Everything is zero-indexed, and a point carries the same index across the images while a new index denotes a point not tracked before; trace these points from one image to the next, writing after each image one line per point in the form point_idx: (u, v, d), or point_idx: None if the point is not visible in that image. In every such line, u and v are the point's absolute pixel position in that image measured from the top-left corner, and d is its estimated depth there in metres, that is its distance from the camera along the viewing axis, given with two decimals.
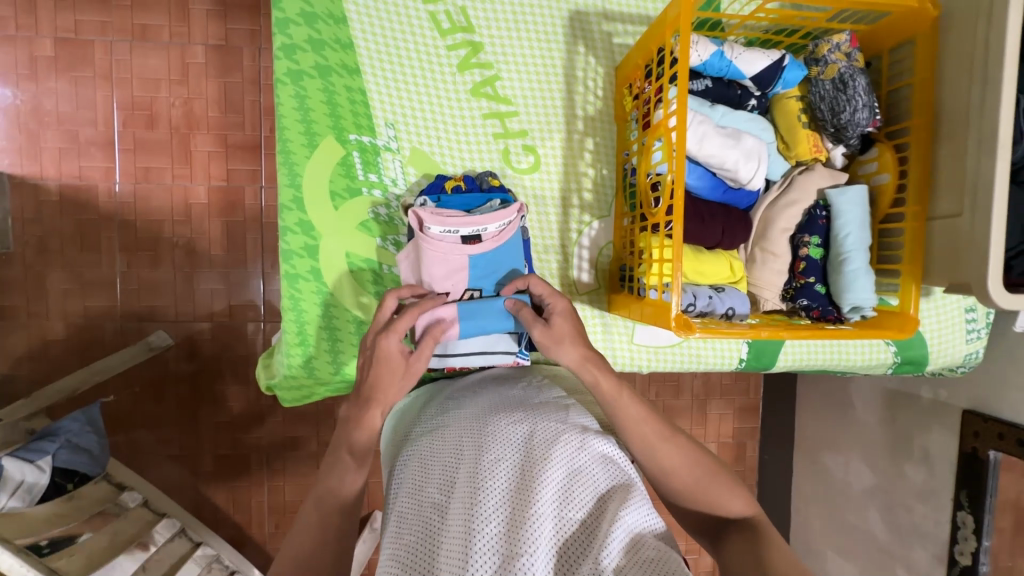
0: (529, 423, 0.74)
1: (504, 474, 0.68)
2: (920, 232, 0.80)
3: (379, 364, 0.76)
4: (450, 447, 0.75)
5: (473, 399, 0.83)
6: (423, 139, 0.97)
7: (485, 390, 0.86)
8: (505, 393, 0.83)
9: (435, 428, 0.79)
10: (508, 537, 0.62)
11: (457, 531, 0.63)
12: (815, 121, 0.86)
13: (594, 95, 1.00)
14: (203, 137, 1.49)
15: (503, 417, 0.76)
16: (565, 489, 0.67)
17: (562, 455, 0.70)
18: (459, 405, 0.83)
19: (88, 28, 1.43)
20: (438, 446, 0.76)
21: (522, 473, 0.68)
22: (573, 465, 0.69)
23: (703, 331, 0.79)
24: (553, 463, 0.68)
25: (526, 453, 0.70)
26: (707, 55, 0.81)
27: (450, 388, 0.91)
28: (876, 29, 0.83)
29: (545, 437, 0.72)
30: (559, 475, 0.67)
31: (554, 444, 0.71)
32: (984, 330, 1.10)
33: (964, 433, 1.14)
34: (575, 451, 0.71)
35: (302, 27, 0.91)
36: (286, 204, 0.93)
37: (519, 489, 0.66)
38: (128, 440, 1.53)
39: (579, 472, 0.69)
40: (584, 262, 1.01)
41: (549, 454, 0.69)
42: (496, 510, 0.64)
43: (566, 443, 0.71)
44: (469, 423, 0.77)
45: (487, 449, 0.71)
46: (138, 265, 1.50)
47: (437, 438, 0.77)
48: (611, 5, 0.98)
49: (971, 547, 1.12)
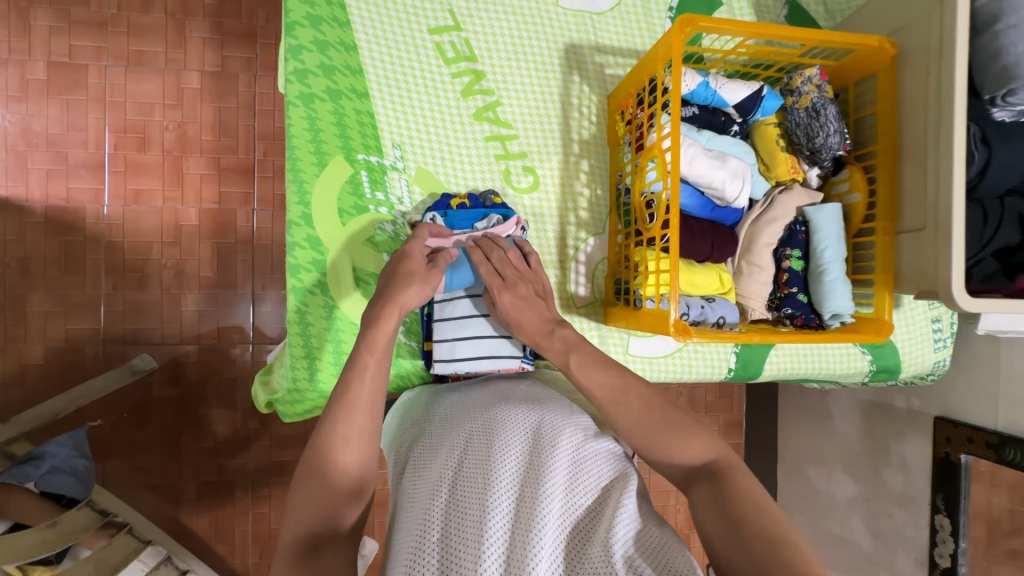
0: (536, 414, 0.79)
1: (513, 459, 0.72)
2: (891, 244, 0.87)
3: (403, 261, 0.86)
4: (459, 434, 0.78)
5: (480, 393, 0.87)
6: (428, 159, 1.02)
7: (489, 386, 0.90)
8: (509, 389, 0.88)
9: (443, 418, 0.83)
10: (518, 516, 0.66)
11: (469, 510, 0.67)
12: (792, 146, 0.94)
13: (588, 121, 1.07)
14: (196, 160, 1.51)
15: (509, 407, 0.80)
16: (572, 475, 0.71)
17: (568, 445, 0.74)
18: (465, 397, 0.86)
19: (83, 52, 1.46)
20: (446, 434, 0.79)
21: (531, 459, 0.72)
22: (578, 455, 0.74)
23: (699, 337, 0.84)
24: (560, 452, 0.72)
25: (534, 441, 0.74)
26: (694, 85, 0.89)
27: (454, 383, 0.94)
28: (841, 64, 0.93)
29: (551, 428, 0.76)
30: (566, 462, 0.72)
31: (560, 435, 0.75)
32: (949, 339, 1.18)
33: (937, 438, 1.21)
34: (581, 442, 0.76)
35: (314, 54, 0.96)
36: (295, 220, 0.96)
37: (529, 473, 0.70)
38: (107, 468, 1.49)
39: (583, 461, 0.73)
40: (581, 277, 1.06)
41: (555, 443, 0.73)
42: (507, 492, 0.68)
43: (570, 435, 0.76)
44: (477, 411, 0.81)
45: (497, 435, 0.75)
46: (124, 287, 1.49)
47: (446, 427, 0.80)
48: (603, 39, 1.07)
49: (950, 549, 1.17)
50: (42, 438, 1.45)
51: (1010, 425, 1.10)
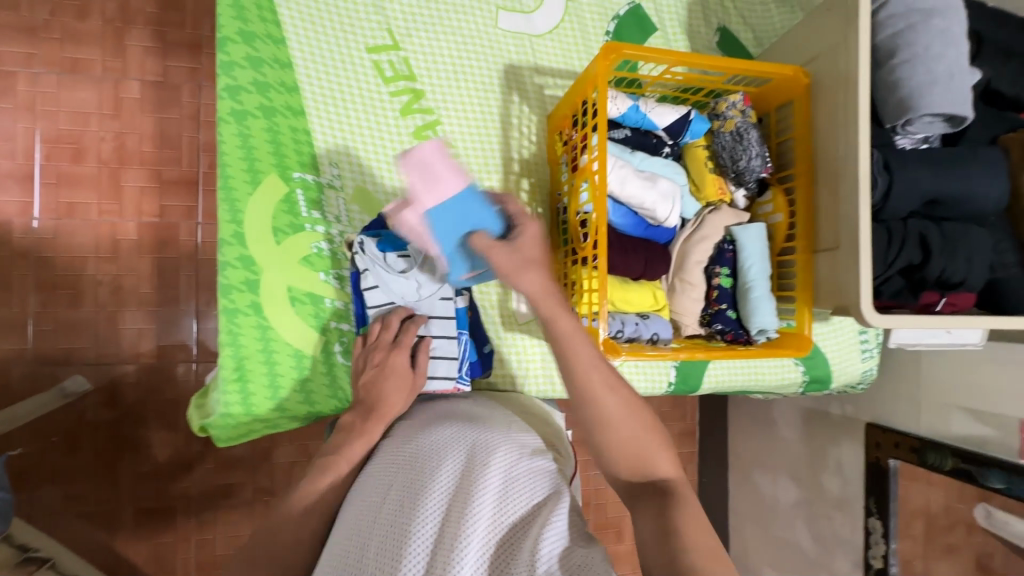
0: (470, 434, 0.78)
1: (443, 479, 0.71)
2: (809, 262, 0.91)
3: (389, 376, 0.86)
4: (393, 457, 0.77)
5: (421, 415, 0.86)
6: (367, 178, 1.01)
7: (431, 408, 0.89)
8: (450, 410, 0.87)
9: (382, 442, 0.83)
10: (442, 540, 0.65)
11: (395, 532, 0.67)
12: (719, 167, 0.98)
13: (528, 141, 1.08)
14: (136, 172, 1.45)
15: (445, 428, 0.79)
16: (501, 494, 0.70)
17: (500, 464, 0.73)
18: (405, 421, 0.86)
19: (11, 59, 1.39)
20: (381, 459, 0.78)
21: (460, 480, 0.71)
22: (511, 473, 0.73)
23: (628, 354, 0.88)
24: (491, 471, 0.72)
25: (465, 461, 0.74)
26: (625, 108, 0.93)
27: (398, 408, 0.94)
28: (762, 92, 0.97)
29: (485, 447, 0.75)
30: (496, 481, 0.71)
31: (493, 454, 0.74)
32: (875, 349, 1.24)
33: (867, 444, 1.27)
34: (513, 460, 0.75)
35: (247, 70, 0.94)
36: (226, 239, 0.93)
37: (455, 494, 0.69)
38: (34, 497, 1.40)
39: (516, 479, 0.73)
40: (523, 294, 1.07)
41: (487, 462, 0.73)
42: (433, 513, 0.68)
43: (504, 454, 0.75)
44: (413, 434, 0.80)
45: (428, 458, 0.74)
46: (55, 304, 1.41)
47: (383, 451, 0.80)
48: (541, 61, 1.09)
49: (882, 551, 1.22)
50: None
51: (931, 430, 1.16)
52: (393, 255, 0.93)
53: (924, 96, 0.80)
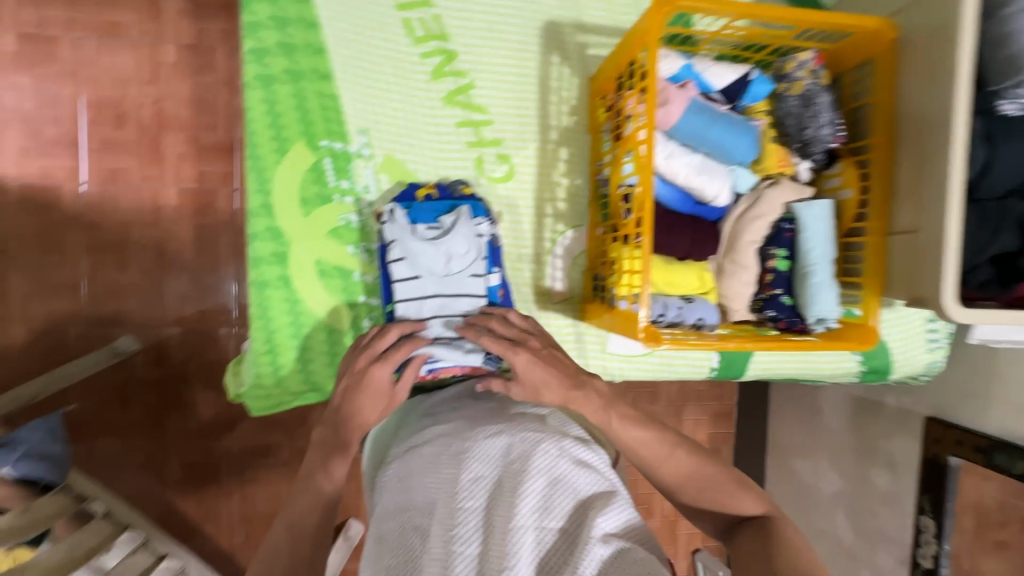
0: (505, 435, 0.74)
1: (482, 492, 0.68)
2: (881, 245, 0.82)
3: (365, 390, 0.78)
4: (428, 463, 0.74)
5: (453, 412, 0.83)
6: (396, 146, 0.96)
7: (461, 403, 0.85)
8: (485, 406, 0.82)
9: (416, 444, 0.79)
10: (490, 556, 0.62)
11: (438, 554, 0.64)
12: (782, 136, 0.88)
13: (568, 106, 1.00)
14: (174, 138, 1.45)
15: (480, 430, 0.75)
16: (545, 499, 0.67)
17: (540, 464, 0.70)
18: (437, 421, 0.82)
19: (53, 22, 1.39)
20: (415, 462, 0.75)
21: (501, 491, 0.67)
22: (552, 475, 0.69)
23: (670, 342, 0.80)
24: (531, 477, 0.68)
25: (503, 467, 0.70)
26: (676, 68, 0.84)
27: (428, 402, 0.90)
28: (838, 48, 0.85)
29: (522, 450, 0.71)
30: (537, 488, 0.67)
31: (532, 457, 0.70)
32: (944, 340, 1.13)
33: (925, 439, 1.17)
34: (554, 459, 0.71)
35: (273, 31, 0.90)
36: (254, 210, 0.91)
37: (498, 506, 0.66)
38: (91, 449, 1.49)
39: (558, 481, 0.69)
40: (558, 272, 1.02)
41: (527, 467, 0.69)
42: (475, 531, 0.65)
43: (544, 454, 0.71)
44: (447, 436, 0.77)
45: (464, 462, 0.71)
46: (103, 268, 1.46)
47: (417, 457, 0.76)
48: (585, 16, 0.99)
49: (932, 551, 1.14)
50: (25, 418, 1.44)
51: (1001, 429, 1.05)
52: (423, 226, 0.92)
53: None
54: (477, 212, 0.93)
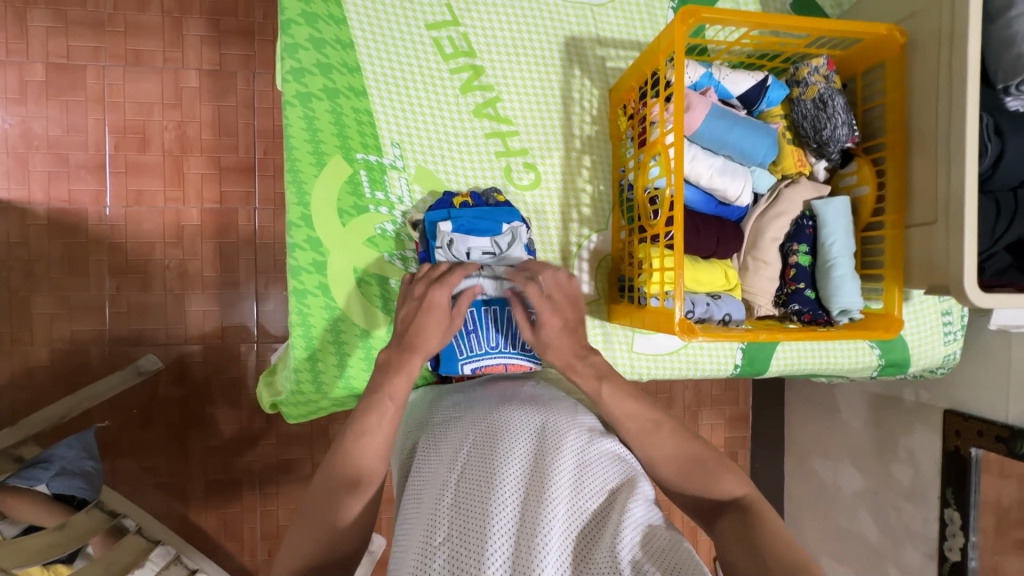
0: (539, 416, 0.77)
1: (517, 461, 0.71)
2: (899, 238, 0.85)
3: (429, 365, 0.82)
4: (463, 436, 0.77)
5: (485, 394, 0.86)
6: (428, 157, 1.00)
7: (493, 388, 0.88)
8: (515, 391, 0.86)
9: (451, 420, 0.82)
10: (524, 519, 0.64)
11: (473, 513, 0.66)
12: (799, 138, 0.93)
13: (590, 116, 1.05)
14: (197, 159, 1.50)
15: (514, 410, 0.78)
16: (577, 478, 0.69)
17: (572, 446, 0.73)
18: (470, 401, 0.85)
19: (81, 52, 1.45)
20: (452, 434, 0.78)
21: (535, 465, 0.70)
22: (584, 457, 0.72)
23: (705, 334, 0.83)
24: (564, 454, 0.71)
25: (538, 444, 0.73)
26: (697, 77, 0.89)
27: (457, 386, 0.93)
28: (849, 54, 0.90)
29: (556, 430, 0.75)
30: (570, 464, 0.70)
31: (565, 437, 0.74)
32: (959, 332, 1.16)
33: (946, 431, 1.19)
34: (585, 443, 0.74)
35: (311, 52, 0.95)
36: (294, 221, 0.95)
37: (533, 476, 0.69)
38: (115, 468, 1.50)
39: (589, 463, 0.72)
40: (584, 274, 1.05)
41: (561, 445, 0.72)
42: (511, 495, 0.67)
43: (576, 437, 0.74)
44: (481, 413, 0.80)
45: (500, 436, 0.74)
46: (127, 288, 1.49)
47: (452, 431, 0.79)
48: (603, 31, 1.05)
49: (960, 543, 1.16)
50: (50, 438, 1.46)
51: (1020, 419, 1.08)
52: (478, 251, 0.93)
53: None
54: (513, 217, 0.96)
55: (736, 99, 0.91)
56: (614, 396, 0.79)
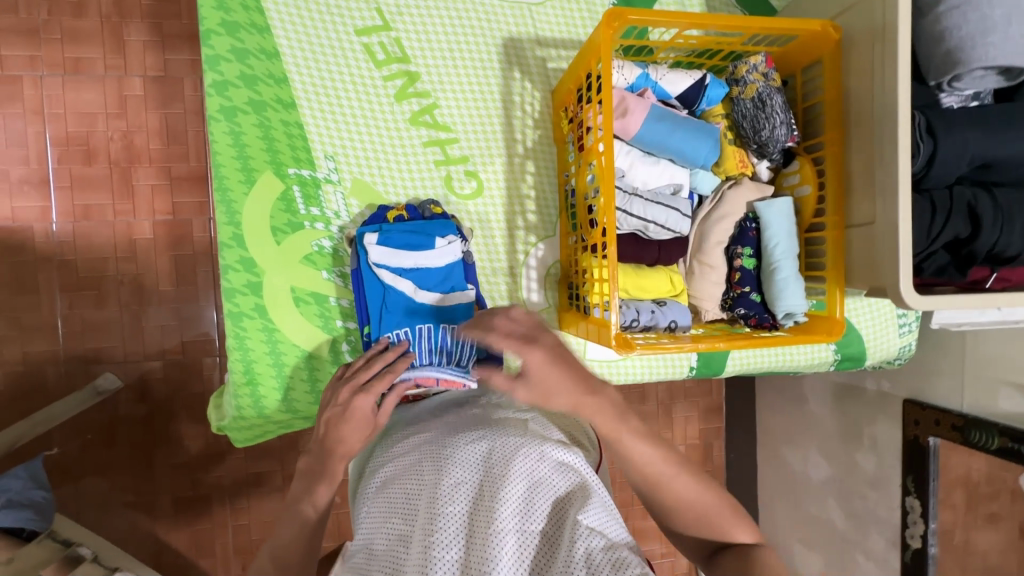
0: (486, 438, 0.74)
1: (463, 497, 0.68)
2: (841, 239, 0.84)
3: (350, 419, 0.79)
4: (409, 472, 0.74)
5: (435, 420, 0.82)
6: (364, 169, 0.97)
7: (445, 412, 0.84)
8: (466, 413, 0.82)
9: (400, 455, 0.78)
10: (471, 562, 0.64)
11: (420, 560, 0.65)
12: (740, 138, 0.91)
13: (532, 120, 1.02)
14: (146, 170, 1.44)
15: (460, 436, 0.75)
16: (526, 502, 0.68)
17: (522, 468, 0.70)
18: (419, 429, 0.82)
19: (15, 62, 1.38)
20: (399, 471, 0.76)
21: (482, 496, 0.68)
22: (533, 478, 0.70)
23: (643, 348, 0.81)
24: (512, 481, 0.68)
25: (485, 473, 0.70)
26: (633, 78, 0.86)
27: (407, 413, 0.89)
28: (786, 51, 0.88)
29: (503, 455, 0.71)
30: (518, 491, 0.68)
31: (512, 460, 0.71)
32: (915, 324, 1.16)
33: (906, 421, 1.20)
34: (535, 463, 0.71)
35: (233, 64, 0.90)
36: (225, 242, 0.91)
37: (479, 511, 0.67)
38: (78, 490, 1.46)
39: (538, 483, 0.70)
40: (533, 283, 1.03)
41: (507, 471, 0.69)
42: (456, 535, 0.66)
43: (524, 458, 0.71)
44: (428, 444, 0.76)
45: (445, 470, 0.71)
46: (80, 306, 1.44)
47: (400, 469, 0.76)
48: (543, 32, 1.01)
49: (920, 530, 1.16)
50: (8, 463, 1.42)
51: (974, 407, 1.09)
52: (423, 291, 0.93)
53: (978, 47, 0.71)
54: (448, 230, 0.94)
55: (678, 98, 0.89)
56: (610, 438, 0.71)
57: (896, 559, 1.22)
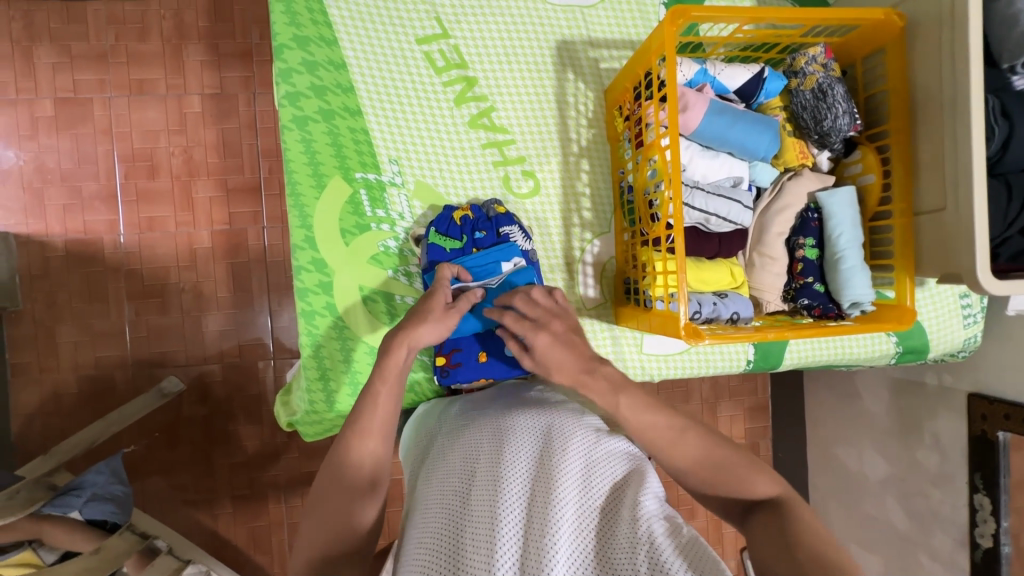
0: (544, 419, 0.77)
1: (523, 466, 0.71)
2: (908, 227, 0.83)
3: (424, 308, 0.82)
4: (469, 444, 0.77)
5: (491, 404, 0.86)
6: (426, 172, 1.01)
7: (499, 398, 0.88)
8: (520, 397, 0.86)
9: (459, 432, 0.81)
10: (533, 525, 0.64)
11: (482, 517, 0.66)
12: (799, 130, 0.91)
13: (586, 119, 1.05)
14: (204, 183, 1.52)
15: (519, 415, 0.78)
16: (585, 477, 0.70)
17: (580, 447, 0.73)
18: (477, 410, 0.85)
19: (87, 86, 1.48)
20: (458, 444, 0.78)
21: (542, 465, 0.70)
22: (590, 457, 0.72)
23: (712, 337, 0.82)
24: (571, 455, 0.71)
25: (544, 447, 0.73)
26: (692, 74, 0.88)
27: (461, 401, 0.92)
28: (846, 41, 0.88)
29: (561, 432, 0.75)
30: (577, 466, 0.70)
31: (571, 438, 0.74)
32: (980, 315, 1.13)
33: (972, 416, 1.16)
34: (591, 443, 0.74)
35: (304, 75, 0.96)
36: (299, 244, 0.96)
37: (541, 479, 0.68)
38: (145, 488, 1.53)
39: (595, 463, 0.72)
40: (589, 279, 1.05)
41: (567, 447, 0.72)
42: (517, 499, 0.67)
43: (581, 438, 0.74)
44: (487, 421, 0.80)
45: (506, 443, 0.74)
46: (146, 312, 1.52)
47: (460, 442, 0.79)
48: (595, 33, 1.04)
49: (991, 529, 1.12)
50: (82, 462, 1.50)
51: None
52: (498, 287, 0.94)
53: None
54: (511, 254, 0.95)
55: (736, 90, 0.89)
56: (624, 394, 0.74)
57: (964, 560, 1.17)
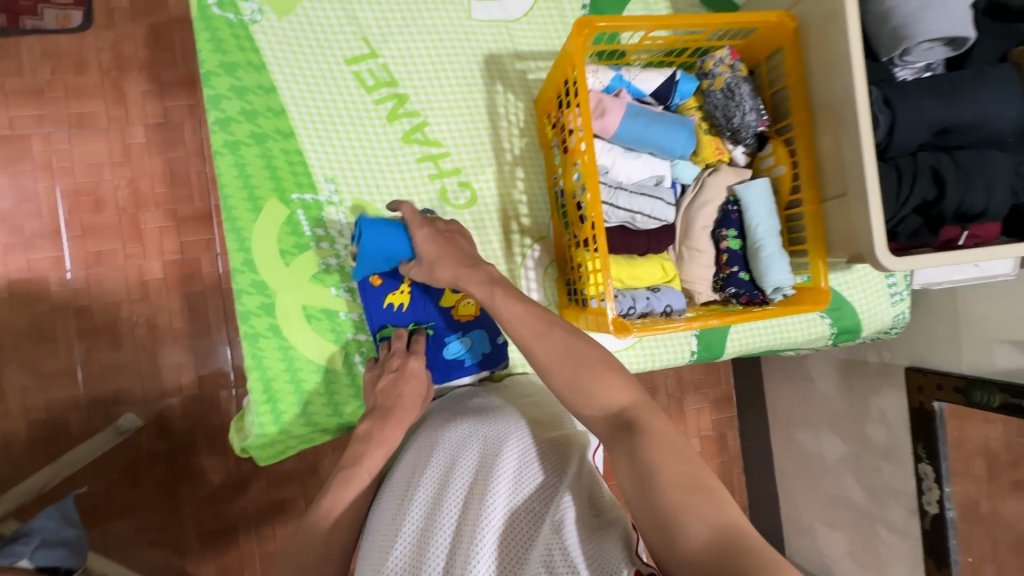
0: (479, 427, 0.78)
1: (457, 478, 0.72)
2: (818, 213, 0.88)
3: (408, 379, 0.88)
4: (411, 462, 0.78)
5: (437, 416, 0.86)
6: (363, 189, 1.03)
7: (446, 408, 0.88)
8: (465, 406, 0.86)
9: (406, 450, 0.83)
10: (462, 535, 0.66)
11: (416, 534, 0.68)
12: (714, 128, 0.96)
13: (518, 128, 1.08)
14: (152, 214, 1.50)
15: (457, 427, 0.79)
16: (516, 480, 0.70)
17: (511, 451, 0.73)
18: (423, 425, 0.86)
19: (24, 122, 1.45)
20: (403, 464, 0.79)
21: (474, 475, 0.71)
22: (523, 459, 0.72)
23: (640, 331, 0.85)
24: (502, 461, 0.71)
25: (478, 456, 0.74)
26: (607, 80, 0.92)
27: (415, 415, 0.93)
28: (749, 43, 0.94)
29: (495, 439, 0.75)
30: (507, 470, 0.70)
31: (503, 444, 0.74)
32: (906, 292, 1.20)
33: (910, 388, 1.22)
34: (525, 446, 0.74)
35: (233, 101, 0.97)
36: (238, 267, 0.96)
37: (471, 489, 0.69)
38: (106, 531, 1.48)
39: (528, 464, 0.72)
40: (532, 283, 1.07)
41: (498, 453, 0.73)
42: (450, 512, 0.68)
43: (515, 442, 0.74)
44: (428, 435, 0.81)
45: (442, 458, 0.75)
46: (98, 349, 1.48)
47: (404, 461, 0.80)
48: (520, 46, 1.07)
49: (936, 496, 1.16)
50: (35, 509, 1.44)
51: (974, 368, 1.11)
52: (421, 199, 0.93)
53: (920, 22, 0.78)
54: None
55: (652, 94, 0.94)
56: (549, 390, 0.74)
57: (917, 529, 1.21)
